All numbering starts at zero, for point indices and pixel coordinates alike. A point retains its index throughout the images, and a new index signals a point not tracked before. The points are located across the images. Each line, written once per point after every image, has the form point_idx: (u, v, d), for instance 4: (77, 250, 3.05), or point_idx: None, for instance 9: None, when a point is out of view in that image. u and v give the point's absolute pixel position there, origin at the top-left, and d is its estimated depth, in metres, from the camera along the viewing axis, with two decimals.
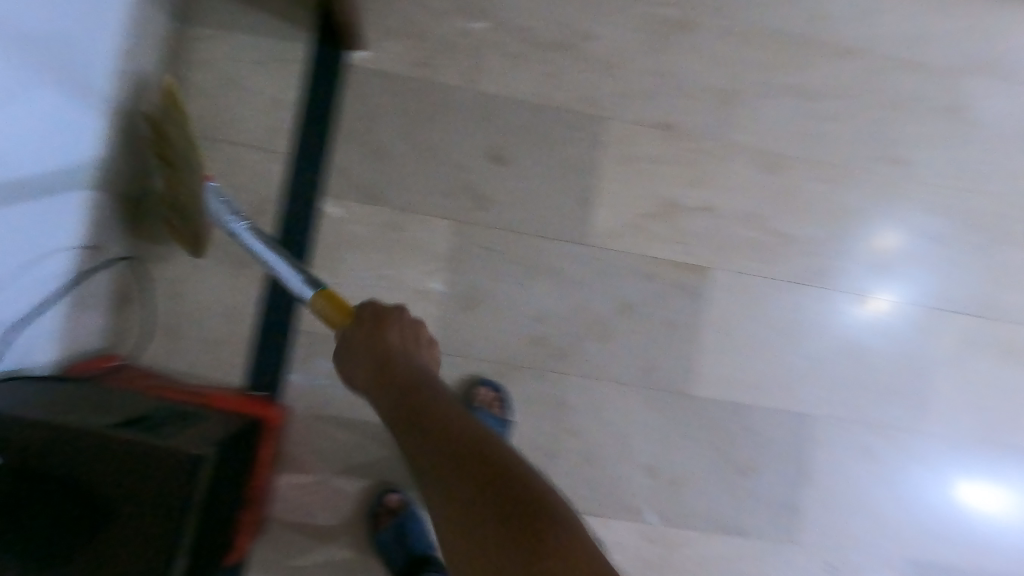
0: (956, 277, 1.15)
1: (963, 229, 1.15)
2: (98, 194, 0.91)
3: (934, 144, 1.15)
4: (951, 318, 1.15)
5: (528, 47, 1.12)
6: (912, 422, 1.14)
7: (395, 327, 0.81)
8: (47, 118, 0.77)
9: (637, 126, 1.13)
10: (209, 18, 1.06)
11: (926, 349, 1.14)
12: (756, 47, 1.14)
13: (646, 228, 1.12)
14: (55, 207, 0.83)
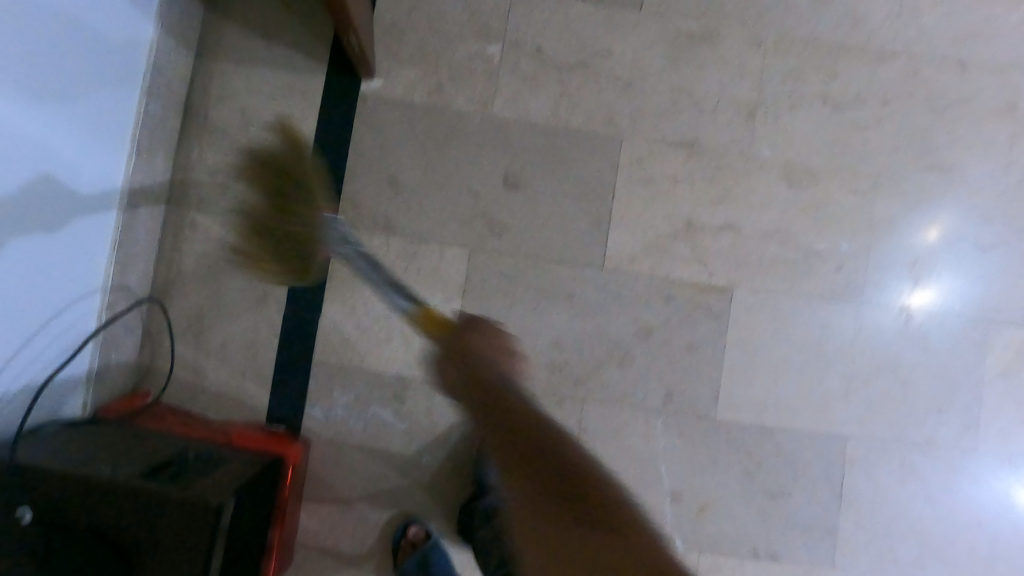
0: (1007, 290, 1.09)
1: (1015, 239, 1.09)
2: (98, 230, 0.93)
3: (981, 149, 1.09)
4: (1002, 335, 1.09)
5: (543, 67, 1.09)
6: (961, 444, 1.09)
7: (477, 334, 0.75)
8: (41, 154, 0.78)
9: (657, 143, 1.10)
10: (222, 53, 1.07)
11: (975, 367, 1.09)
12: (784, 56, 1.09)
13: (666, 249, 1.09)
14: (57, 244, 0.84)
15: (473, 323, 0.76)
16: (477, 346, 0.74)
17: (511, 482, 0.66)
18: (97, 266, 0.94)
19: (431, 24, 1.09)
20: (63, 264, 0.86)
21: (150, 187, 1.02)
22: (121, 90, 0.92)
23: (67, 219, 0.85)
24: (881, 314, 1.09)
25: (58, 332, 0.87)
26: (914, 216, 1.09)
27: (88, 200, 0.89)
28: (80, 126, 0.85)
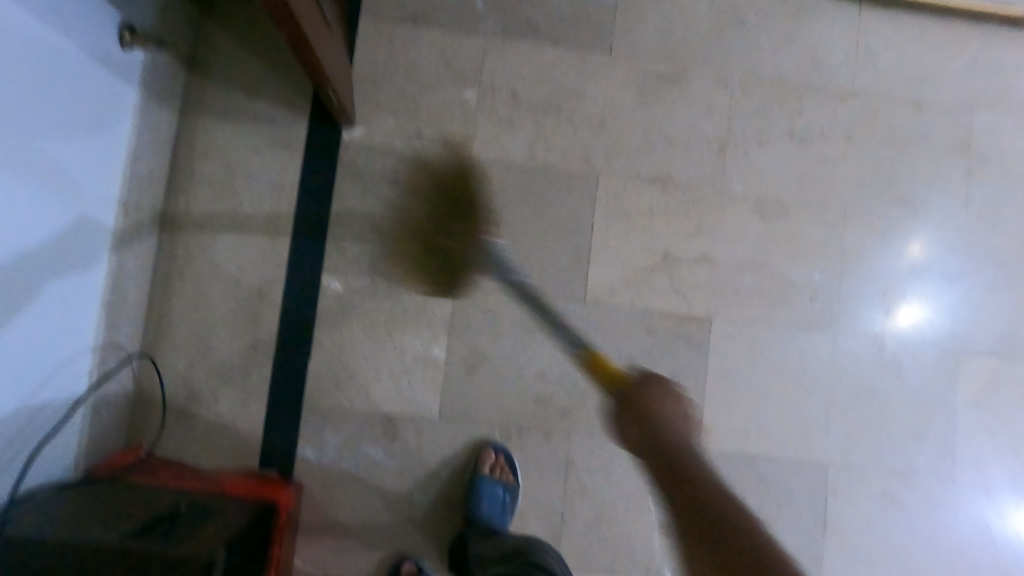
0: (974, 318, 1.17)
1: (978, 267, 1.18)
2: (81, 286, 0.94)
3: (941, 186, 1.19)
4: (971, 362, 1.16)
5: (518, 110, 1.14)
6: (937, 469, 1.15)
7: (670, 399, 0.79)
8: (26, 217, 0.80)
9: (632, 180, 1.14)
10: (209, 109, 1.11)
11: (947, 395, 1.15)
12: (751, 95, 1.16)
13: (645, 282, 1.13)
14: (39, 305, 0.85)
15: (649, 378, 0.81)
16: (648, 401, 0.80)
17: (687, 542, 0.72)
18: (86, 321, 0.97)
19: (409, 72, 1.13)
20: (51, 322, 0.89)
21: (138, 241, 1.05)
22: (107, 151, 0.96)
23: (55, 279, 0.88)
24: (858, 343, 1.16)
25: (48, 389, 0.90)
26: (884, 246, 1.17)
27: (76, 258, 0.92)
28: (66, 189, 0.88)
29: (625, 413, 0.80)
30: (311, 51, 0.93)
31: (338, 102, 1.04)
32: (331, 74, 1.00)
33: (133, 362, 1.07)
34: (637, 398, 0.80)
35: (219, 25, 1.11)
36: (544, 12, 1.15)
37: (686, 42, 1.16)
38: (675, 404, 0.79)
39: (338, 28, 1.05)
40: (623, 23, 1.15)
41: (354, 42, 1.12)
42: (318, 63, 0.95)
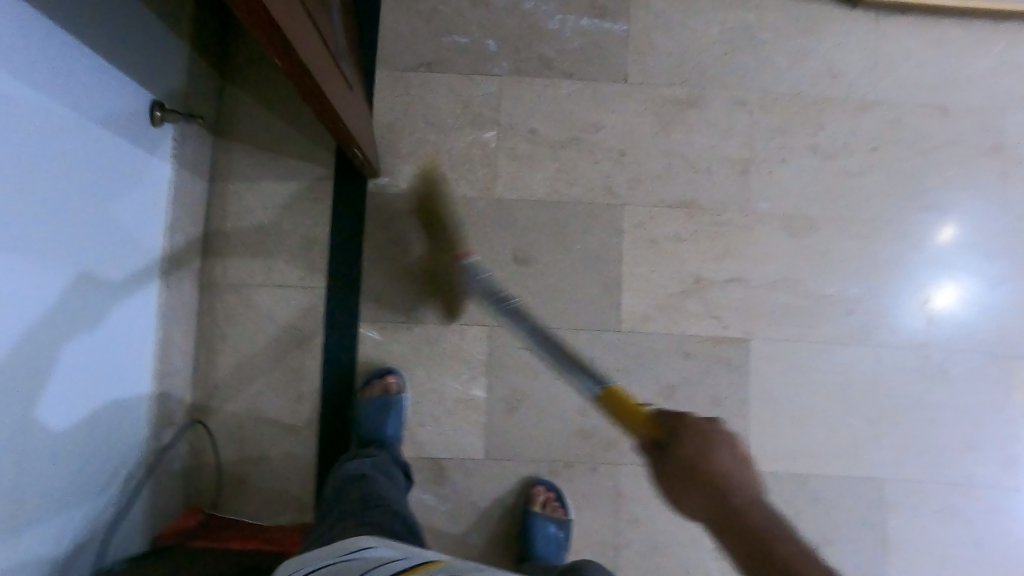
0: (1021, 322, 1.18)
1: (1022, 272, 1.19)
2: (127, 357, 0.97)
3: (974, 191, 1.20)
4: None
5: (536, 146, 1.14)
6: (996, 478, 1.16)
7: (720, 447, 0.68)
8: (72, 303, 0.82)
9: (658, 207, 1.14)
10: (236, 172, 1.14)
11: (1001, 403, 1.17)
12: (770, 113, 1.17)
13: (678, 307, 1.13)
14: (88, 380, 0.88)
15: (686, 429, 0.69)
16: (691, 460, 0.68)
17: None
18: (132, 386, 0.99)
19: (427, 119, 1.14)
20: (99, 394, 0.91)
21: (178, 308, 1.08)
22: (142, 223, 0.98)
23: (100, 350, 0.91)
24: (904, 353, 1.17)
25: (100, 458, 0.92)
26: (916, 254, 1.18)
27: (118, 329, 0.95)
28: (106, 268, 0.90)
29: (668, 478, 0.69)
30: (334, 114, 0.95)
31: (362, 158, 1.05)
32: (353, 132, 1.01)
33: (184, 431, 1.10)
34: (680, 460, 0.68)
35: (241, 89, 1.14)
36: (556, 47, 1.15)
37: (700, 66, 1.17)
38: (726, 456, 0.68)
39: (358, 85, 1.07)
40: (636, 51, 1.16)
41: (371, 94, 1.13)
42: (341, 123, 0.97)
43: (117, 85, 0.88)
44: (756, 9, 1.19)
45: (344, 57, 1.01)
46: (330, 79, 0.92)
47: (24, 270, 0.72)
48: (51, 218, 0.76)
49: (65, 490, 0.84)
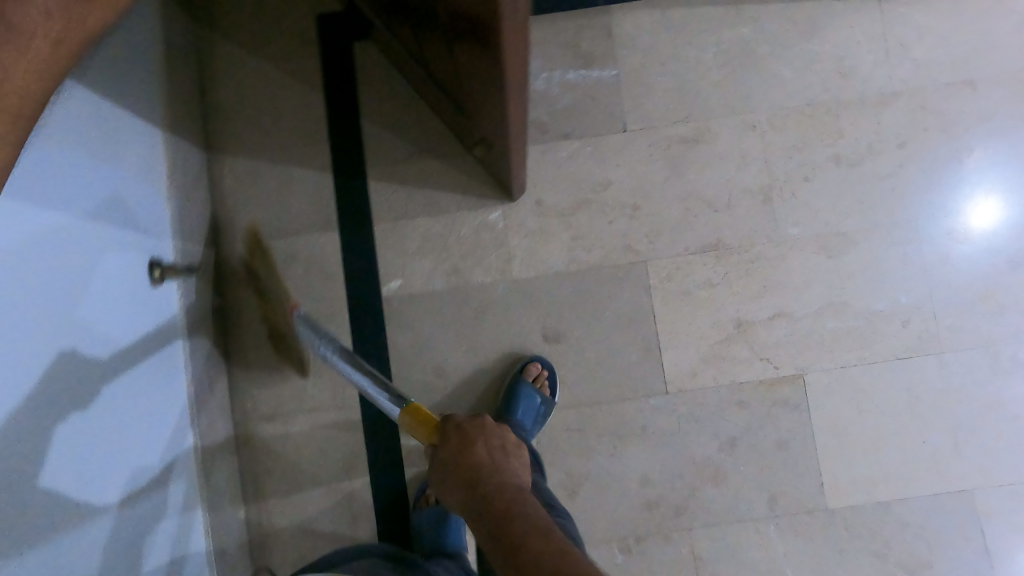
0: None
1: None
2: (166, 408, 0.93)
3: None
4: None
5: (546, 217, 1.09)
6: None
7: (482, 440, 0.69)
8: (89, 341, 0.78)
9: (683, 255, 1.08)
10: (248, 301, 1.11)
11: None
12: (783, 130, 1.09)
13: (722, 356, 1.07)
14: (126, 424, 0.84)
15: (451, 428, 0.70)
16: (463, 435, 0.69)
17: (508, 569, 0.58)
18: (175, 437, 0.95)
19: (429, 209, 1.10)
20: (139, 444, 0.86)
21: (220, 451, 1.06)
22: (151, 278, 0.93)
23: (129, 392, 0.85)
24: (975, 353, 1.06)
25: (151, 520, 0.86)
26: (965, 247, 1.07)
27: (160, 390, 0.92)
28: (124, 312, 0.86)
29: (442, 475, 0.68)
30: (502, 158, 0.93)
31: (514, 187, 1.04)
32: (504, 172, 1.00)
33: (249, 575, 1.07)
34: (447, 456, 0.68)
35: (236, 214, 1.10)
36: (547, 108, 1.10)
37: (700, 97, 1.10)
38: (485, 447, 0.69)
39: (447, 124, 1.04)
40: (631, 96, 1.10)
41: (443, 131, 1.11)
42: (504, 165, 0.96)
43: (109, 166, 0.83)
44: (750, 23, 1.10)
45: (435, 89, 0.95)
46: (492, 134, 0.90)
47: (30, 304, 0.68)
48: (52, 264, 0.72)
49: (114, 549, 0.79)
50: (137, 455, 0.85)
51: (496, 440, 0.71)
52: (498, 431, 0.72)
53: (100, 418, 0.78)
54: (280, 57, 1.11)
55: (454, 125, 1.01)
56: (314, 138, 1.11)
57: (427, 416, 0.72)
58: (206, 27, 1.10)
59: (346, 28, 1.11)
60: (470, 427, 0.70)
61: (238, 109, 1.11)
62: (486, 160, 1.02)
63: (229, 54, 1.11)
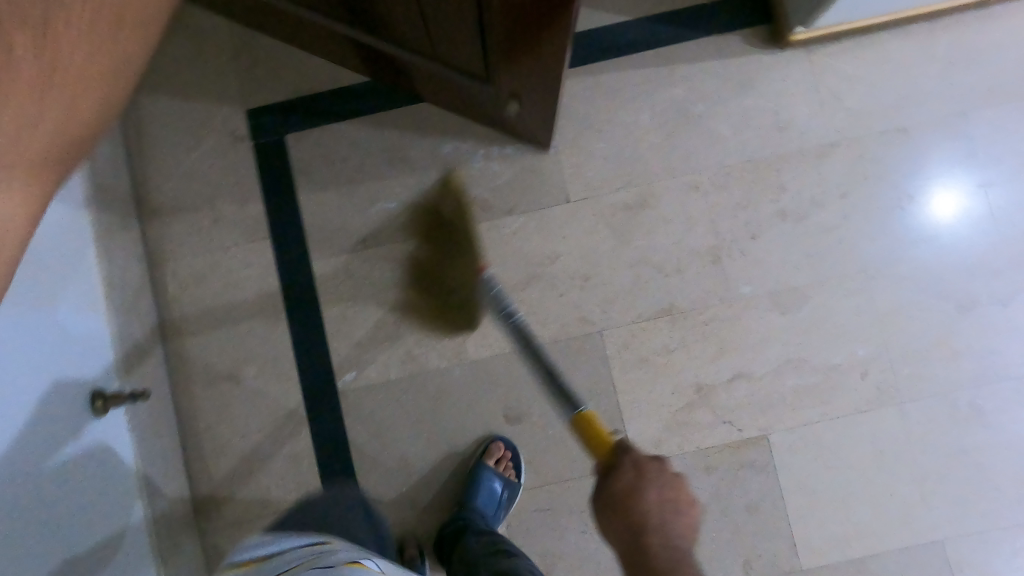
0: None
1: None
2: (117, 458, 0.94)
3: (961, 212, 1.11)
4: None
5: (497, 296, 1.08)
6: None
7: (656, 490, 0.67)
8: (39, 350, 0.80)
9: (638, 322, 1.07)
10: (201, 407, 1.09)
11: None
12: (727, 188, 1.08)
13: (686, 422, 1.06)
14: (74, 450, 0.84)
15: (628, 466, 0.68)
16: (632, 487, 0.67)
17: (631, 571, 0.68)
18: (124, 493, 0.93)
19: (379, 298, 1.10)
20: (85, 473, 0.85)
21: (180, 566, 1.01)
22: (96, 327, 0.94)
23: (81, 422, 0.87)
24: (934, 401, 1.08)
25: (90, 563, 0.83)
26: (915, 295, 1.09)
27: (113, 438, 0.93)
28: (72, 345, 0.87)
29: (600, 504, 0.69)
30: (545, 98, 0.90)
31: (544, 134, 1.02)
32: (542, 119, 0.97)
33: None
34: (615, 492, 0.68)
35: (182, 316, 1.10)
36: (489, 184, 1.09)
37: (641, 161, 1.09)
38: (657, 499, 0.68)
39: (458, 94, 1.01)
40: (572, 166, 1.09)
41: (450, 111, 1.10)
42: (546, 106, 0.92)
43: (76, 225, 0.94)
44: (685, 81, 1.09)
45: (447, 71, 0.95)
46: (527, 83, 0.88)
47: None
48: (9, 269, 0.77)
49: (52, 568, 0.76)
50: (84, 483, 0.85)
51: (668, 491, 0.68)
52: (679, 478, 0.69)
53: (48, 426, 0.79)
54: (216, 158, 1.13)
55: (471, 93, 0.98)
56: (256, 235, 1.12)
57: (599, 431, 0.72)
58: (139, 138, 1.13)
59: (277, 119, 1.13)
60: (648, 471, 0.68)
61: (178, 212, 1.12)
62: (518, 117, 0.99)
63: (165, 159, 1.13)
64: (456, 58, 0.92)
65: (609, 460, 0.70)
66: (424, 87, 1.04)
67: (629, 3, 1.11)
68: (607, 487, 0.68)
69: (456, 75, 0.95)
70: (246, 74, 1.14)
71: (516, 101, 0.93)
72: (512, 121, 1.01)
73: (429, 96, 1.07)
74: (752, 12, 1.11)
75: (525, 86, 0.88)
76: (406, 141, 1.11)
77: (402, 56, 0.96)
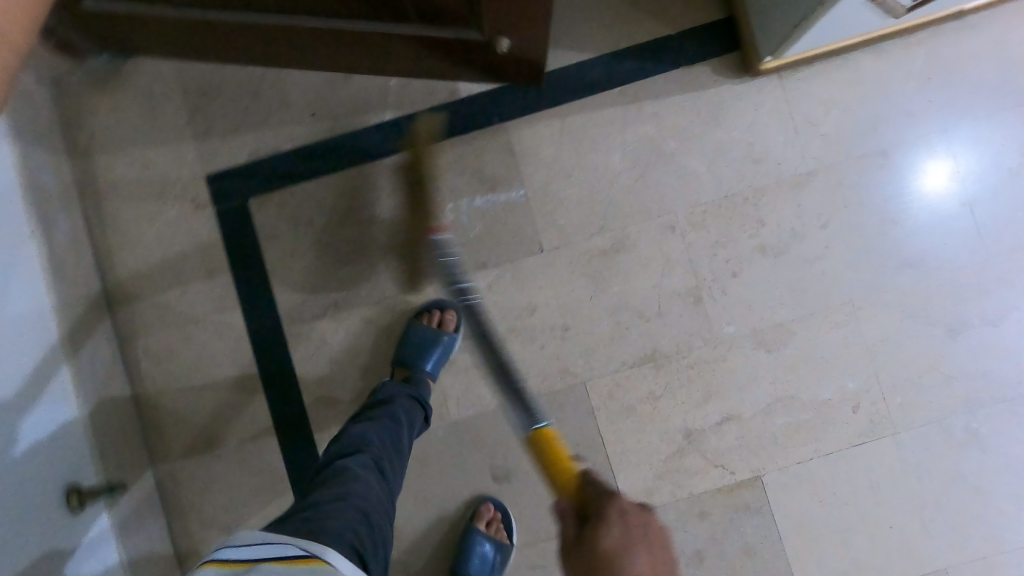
0: None
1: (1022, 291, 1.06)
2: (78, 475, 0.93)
3: (945, 231, 1.07)
4: None
5: (476, 354, 1.06)
6: None
7: (640, 544, 0.67)
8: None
9: (621, 371, 1.04)
10: (186, 486, 1.08)
11: None
12: (702, 227, 1.05)
13: (677, 469, 1.04)
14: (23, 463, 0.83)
15: (614, 516, 0.69)
16: (614, 534, 0.68)
17: None
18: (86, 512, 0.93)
19: (356, 362, 1.08)
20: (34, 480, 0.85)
21: None
22: (46, 337, 0.93)
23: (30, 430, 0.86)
24: (928, 429, 1.05)
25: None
26: (904, 321, 1.05)
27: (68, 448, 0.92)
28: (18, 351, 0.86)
29: (576, 553, 0.69)
30: (536, 18, 0.83)
31: (539, 66, 0.96)
32: (537, 46, 0.91)
33: None
34: (597, 539, 0.68)
35: (158, 392, 1.09)
36: (460, 239, 1.06)
37: (614, 205, 1.06)
38: (643, 554, 0.66)
39: (440, 54, 0.94)
40: (543, 215, 1.06)
41: (432, 76, 1.03)
42: (543, 27, 0.85)
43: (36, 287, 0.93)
44: (654, 119, 1.06)
45: (420, 32, 0.88)
46: (517, 12, 0.81)
47: None
48: None
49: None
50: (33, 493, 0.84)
51: (656, 554, 0.68)
52: (666, 544, 0.69)
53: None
54: (178, 227, 1.10)
55: (454, 48, 0.91)
56: (224, 305, 1.09)
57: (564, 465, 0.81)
58: (100, 210, 1.10)
59: (239, 184, 1.09)
60: (634, 523, 0.69)
61: (144, 285, 1.10)
62: (512, 55, 0.92)
63: (128, 232, 1.10)
64: (428, 11, 0.84)
65: (591, 505, 0.73)
66: (399, 59, 0.97)
67: (593, 40, 1.07)
68: (588, 533, 0.69)
69: (435, 30, 0.87)
70: (202, 138, 1.10)
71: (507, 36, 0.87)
72: (508, 61, 0.94)
73: (408, 67, 0.99)
74: (719, 41, 1.07)
75: (515, 16, 0.82)
76: (372, 200, 1.07)
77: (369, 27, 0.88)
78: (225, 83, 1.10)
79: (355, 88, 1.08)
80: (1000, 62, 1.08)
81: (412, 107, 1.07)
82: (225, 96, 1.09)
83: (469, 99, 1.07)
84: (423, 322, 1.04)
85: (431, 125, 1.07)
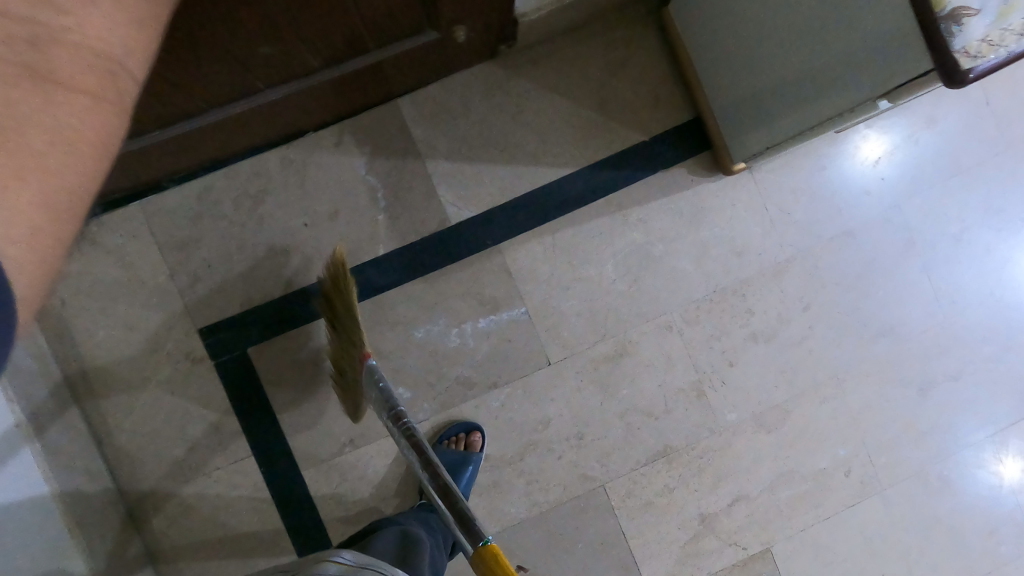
0: (987, 396, 1.16)
1: (976, 344, 1.16)
2: None
3: (909, 299, 1.15)
4: (1006, 441, 1.16)
5: (497, 472, 1.09)
6: None
7: None
8: None
9: (635, 469, 1.10)
10: None
11: (1002, 489, 1.15)
12: (696, 323, 1.11)
13: (695, 552, 1.11)
14: None
15: None
16: None
17: None
18: None
19: (378, 493, 1.10)
20: None
21: None
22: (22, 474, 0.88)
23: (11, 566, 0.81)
24: (909, 483, 1.15)
25: None
26: (881, 387, 1.15)
27: None
28: None
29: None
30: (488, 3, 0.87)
31: (488, 41, 1.01)
32: (488, 26, 0.95)
33: None
34: None
35: (176, 552, 1.06)
36: (468, 363, 1.08)
37: (612, 312, 1.10)
38: None
39: (402, 66, 0.98)
40: (546, 329, 1.09)
41: (371, 100, 1.05)
42: (494, 7, 0.89)
43: (32, 480, 0.89)
44: (640, 225, 1.11)
45: (384, 49, 0.91)
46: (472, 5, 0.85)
47: None
48: None
49: None
50: None
51: None
52: None
53: None
54: (177, 382, 1.06)
55: (417, 54, 0.95)
56: (237, 457, 1.08)
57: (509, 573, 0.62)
58: (86, 376, 1.04)
59: (236, 334, 1.07)
60: None
61: (147, 447, 1.06)
62: (468, 40, 0.97)
63: (121, 395, 1.05)
64: (390, 34, 0.87)
65: None
66: (369, 88, 1.00)
67: (572, 153, 1.10)
68: None
69: (393, 46, 0.91)
70: (189, 291, 1.06)
71: (462, 25, 0.91)
72: (462, 46, 0.98)
73: (375, 92, 1.03)
74: (690, 143, 1.12)
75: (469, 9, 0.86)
76: (375, 335, 1.07)
77: (336, 72, 0.90)
78: (205, 233, 1.06)
79: (344, 225, 1.07)
80: (939, 133, 1.16)
81: (405, 239, 1.08)
82: (208, 244, 1.06)
83: (461, 226, 1.09)
84: (448, 444, 1.06)
85: (426, 254, 1.08)
